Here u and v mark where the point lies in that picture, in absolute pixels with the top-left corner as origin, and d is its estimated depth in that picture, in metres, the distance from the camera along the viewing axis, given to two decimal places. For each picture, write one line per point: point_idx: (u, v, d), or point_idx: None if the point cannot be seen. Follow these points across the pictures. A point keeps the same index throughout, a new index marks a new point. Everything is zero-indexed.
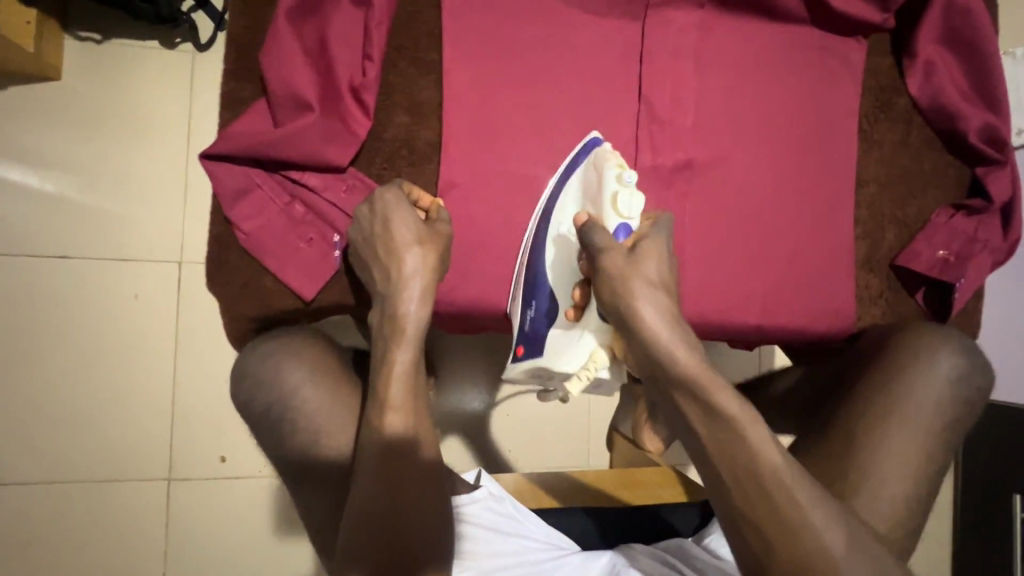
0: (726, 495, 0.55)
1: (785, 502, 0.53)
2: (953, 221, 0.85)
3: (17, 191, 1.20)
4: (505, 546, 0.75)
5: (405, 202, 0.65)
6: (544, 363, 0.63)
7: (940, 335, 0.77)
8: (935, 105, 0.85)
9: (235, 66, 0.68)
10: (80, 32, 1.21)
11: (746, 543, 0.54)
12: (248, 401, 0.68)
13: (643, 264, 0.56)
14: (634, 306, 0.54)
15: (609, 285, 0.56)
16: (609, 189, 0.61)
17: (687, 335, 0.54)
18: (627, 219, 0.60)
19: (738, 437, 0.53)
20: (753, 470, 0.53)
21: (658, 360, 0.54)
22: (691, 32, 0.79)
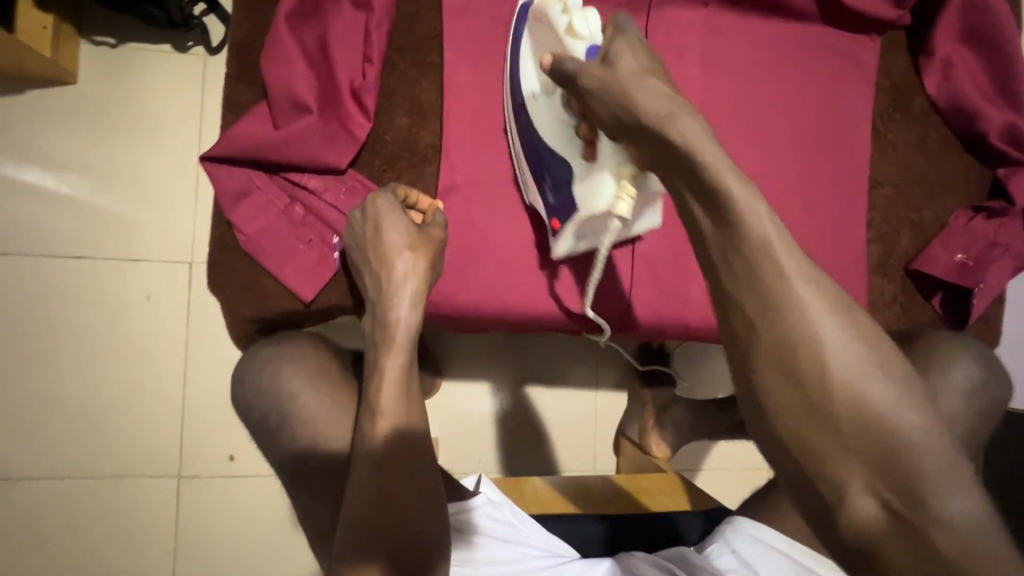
0: (811, 426, 0.43)
1: (821, 355, 0.43)
2: (971, 224, 0.82)
3: (35, 193, 1.23)
4: (504, 554, 0.75)
5: (398, 208, 0.64)
6: (580, 211, 0.60)
7: (949, 344, 0.75)
8: (953, 104, 0.82)
9: (236, 70, 0.68)
10: (95, 37, 1.24)
11: (770, 396, 0.44)
12: (250, 406, 0.69)
13: (620, 61, 0.51)
14: (634, 102, 0.48)
15: (602, 102, 0.51)
16: (564, 25, 0.58)
17: (698, 125, 0.46)
18: (589, 39, 0.56)
19: (825, 349, 0.43)
20: (785, 311, 0.43)
21: (679, 152, 0.46)
22: (696, 30, 0.77)
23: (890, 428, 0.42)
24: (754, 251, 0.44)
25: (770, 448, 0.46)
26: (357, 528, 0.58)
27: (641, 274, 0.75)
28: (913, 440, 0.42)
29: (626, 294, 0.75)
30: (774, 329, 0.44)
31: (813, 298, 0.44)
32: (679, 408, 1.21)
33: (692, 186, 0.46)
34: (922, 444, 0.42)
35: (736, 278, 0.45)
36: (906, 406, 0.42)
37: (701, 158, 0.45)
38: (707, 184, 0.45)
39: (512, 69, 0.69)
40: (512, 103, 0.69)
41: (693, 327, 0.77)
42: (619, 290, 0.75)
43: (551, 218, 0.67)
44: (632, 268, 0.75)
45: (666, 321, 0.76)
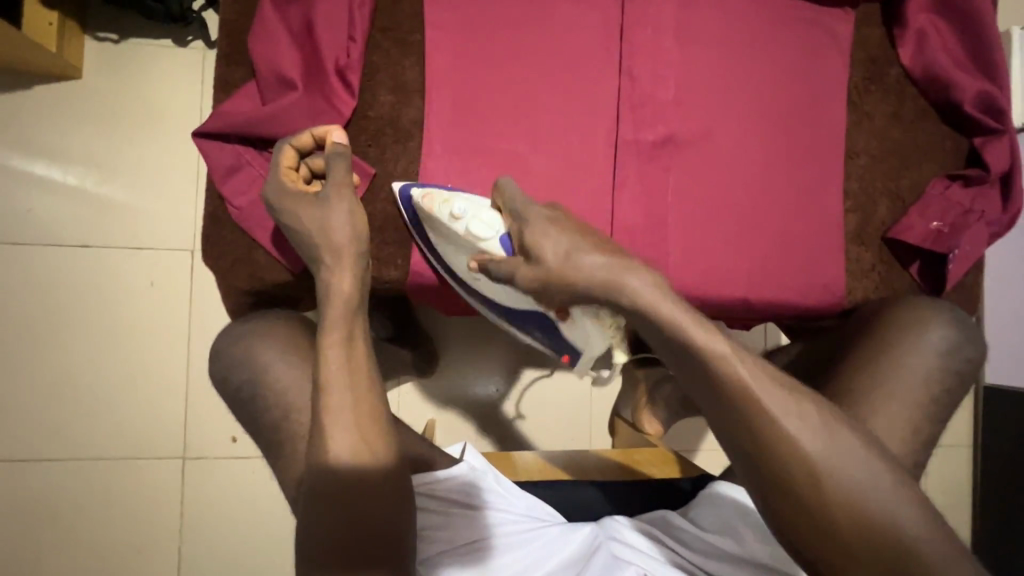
0: (825, 539, 0.53)
1: (821, 472, 0.53)
2: (948, 191, 0.83)
3: (43, 184, 1.27)
4: (484, 521, 0.77)
5: (294, 188, 0.65)
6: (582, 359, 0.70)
7: (906, 321, 0.76)
8: (928, 75, 0.84)
9: (227, 52, 0.71)
10: (98, 33, 1.28)
11: (784, 514, 0.54)
12: (224, 378, 0.72)
13: (543, 252, 0.59)
14: (580, 286, 0.58)
15: (551, 293, 0.60)
16: (461, 228, 0.65)
17: (643, 285, 0.56)
18: (496, 233, 0.64)
19: (821, 467, 0.53)
20: (781, 446, 0.54)
21: (636, 312, 0.57)
22: (672, 6, 0.79)
23: (888, 528, 0.52)
24: (735, 389, 0.55)
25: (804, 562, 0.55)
26: (317, 486, 0.60)
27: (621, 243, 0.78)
28: (906, 534, 0.52)
29: None
30: (779, 457, 0.54)
31: (802, 428, 0.54)
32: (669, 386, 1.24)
33: (673, 348, 0.56)
34: (913, 534, 0.52)
35: (735, 422, 0.55)
36: (897, 503, 0.53)
37: (659, 313, 0.56)
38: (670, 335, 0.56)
39: (422, 241, 0.73)
40: (446, 273, 0.73)
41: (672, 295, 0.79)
42: None
43: (561, 354, 0.76)
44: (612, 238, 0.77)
45: None
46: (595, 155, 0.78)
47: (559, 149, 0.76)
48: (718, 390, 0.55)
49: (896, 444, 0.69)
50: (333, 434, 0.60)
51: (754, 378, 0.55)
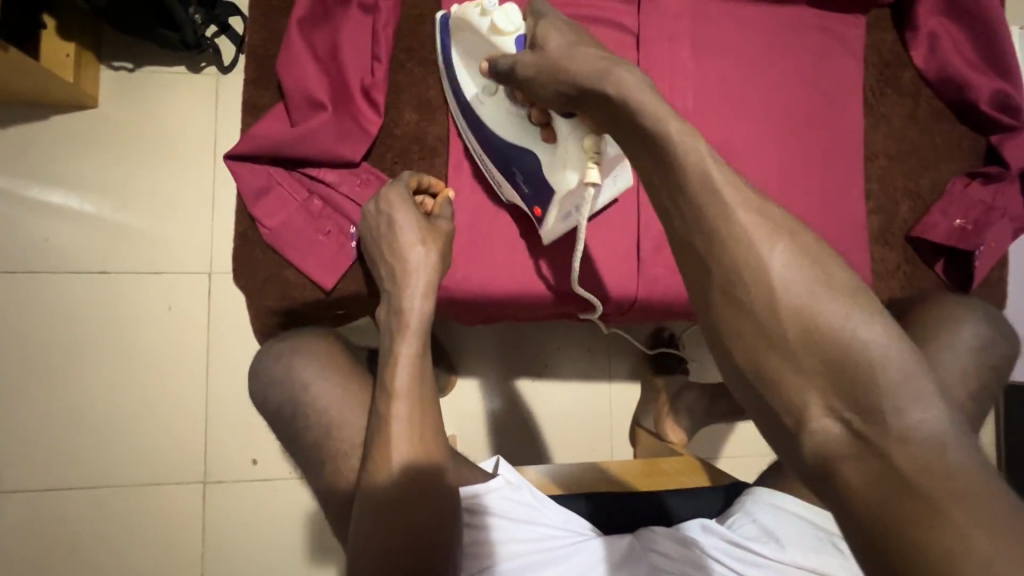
0: (762, 347, 0.43)
1: (763, 278, 0.43)
2: (969, 189, 0.83)
3: (61, 213, 1.28)
4: (523, 534, 0.75)
5: (408, 198, 0.68)
6: (561, 191, 0.63)
7: (953, 315, 0.75)
8: (942, 75, 0.85)
9: (254, 76, 0.72)
10: (113, 62, 1.30)
11: (736, 345, 0.44)
12: (264, 399, 0.71)
13: (547, 40, 0.54)
14: (573, 73, 0.51)
15: (541, 79, 0.54)
16: (485, 24, 0.61)
17: (633, 77, 0.49)
18: (515, 31, 0.59)
19: (774, 268, 0.43)
20: (743, 251, 0.44)
21: (621, 116, 0.48)
22: (686, 17, 0.81)
23: (852, 349, 0.41)
24: (710, 204, 0.45)
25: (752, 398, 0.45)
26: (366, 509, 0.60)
27: (649, 252, 0.78)
28: (873, 355, 0.41)
29: (635, 270, 0.79)
30: (728, 247, 0.44)
31: (769, 241, 0.44)
32: (692, 395, 1.24)
33: (639, 145, 0.48)
34: (879, 357, 0.41)
35: (682, 214, 0.46)
36: (867, 323, 0.41)
37: (649, 122, 0.47)
38: (670, 166, 0.46)
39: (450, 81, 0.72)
40: (456, 105, 0.72)
41: None
42: (627, 270, 0.79)
43: (531, 206, 0.70)
44: (638, 248, 0.78)
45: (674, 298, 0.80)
46: None
47: None
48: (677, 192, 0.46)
49: None
50: (392, 440, 0.61)
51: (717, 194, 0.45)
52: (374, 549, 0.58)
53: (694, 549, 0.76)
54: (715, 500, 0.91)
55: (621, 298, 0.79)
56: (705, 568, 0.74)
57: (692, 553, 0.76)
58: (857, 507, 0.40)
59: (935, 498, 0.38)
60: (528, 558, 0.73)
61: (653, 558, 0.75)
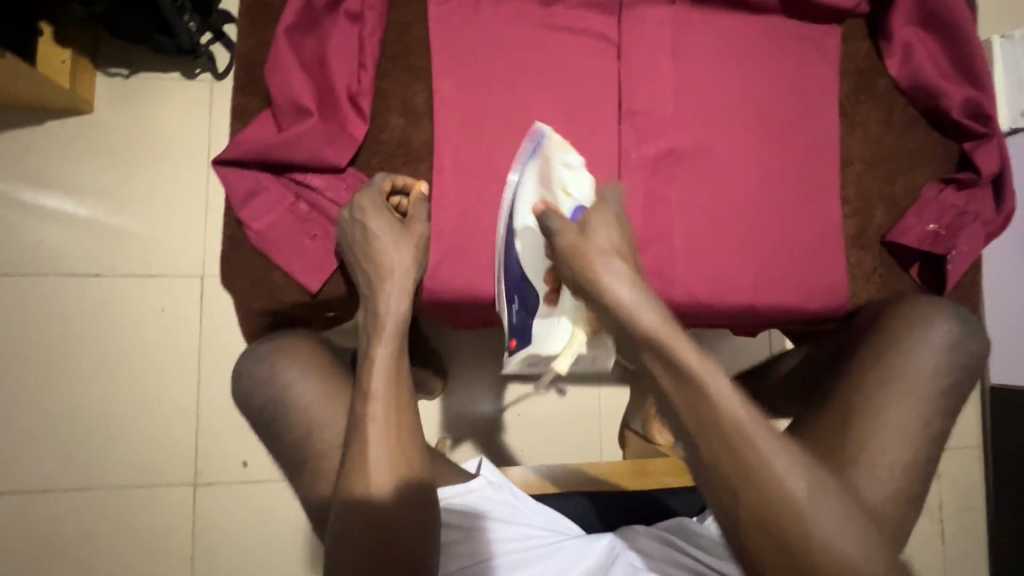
0: (760, 516, 0.52)
1: (756, 452, 0.53)
2: (942, 195, 0.86)
3: (55, 216, 1.30)
4: (504, 533, 0.77)
5: (381, 205, 0.69)
6: (529, 348, 0.68)
7: (922, 316, 0.77)
8: (916, 83, 0.87)
9: (243, 83, 0.74)
10: (109, 68, 1.32)
11: (732, 504, 0.53)
12: (247, 399, 0.73)
13: (595, 234, 0.59)
14: (596, 276, 0.56)
15: (570, 266, 0.58)
16: (553, 184, 0.68)
17: (655, 304, 0.55)
18: (576, 202, 0.67)
19: (764, 452, 0.53)
20: (735, 427, 0.53)
21: (624, 321, 0.54)
22: (666, 27, 0.83)
23: (824, 528, 0.52)
24: (695, 369, 0.53)
25: (728, 530, 0.54)
26: (347, 505, 0.61)
27: None
28: (835, 530, 0.52)
29: None
30: (728, 426, 0.53)
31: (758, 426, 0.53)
32: None
33: (634, 339, 0.55)
34: (841, 536, 0.52)
35: (668, 372, 0.54)
36: (830, 504, 0.53)
37: (645, 324, 0.54)
38: (661, 349, 0.53)
39: (509, 200, 0.70)
40: (505, 223, 0.70)
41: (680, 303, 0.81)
42: None
43: (509, 337, 0.69)
44: None
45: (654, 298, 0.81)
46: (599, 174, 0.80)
47: None
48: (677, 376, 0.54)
49: (907, 442, 0.70)
50: (368, 439, 0.63)
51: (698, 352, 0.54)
52: (353, 546, 0.60)
53: (673, 548, 0.78)
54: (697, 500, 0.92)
55: None
56: (683, 565, 0.76)
57: (671, 550, 0.77)
58: None
59: None
60: (509, 558, 0.74)
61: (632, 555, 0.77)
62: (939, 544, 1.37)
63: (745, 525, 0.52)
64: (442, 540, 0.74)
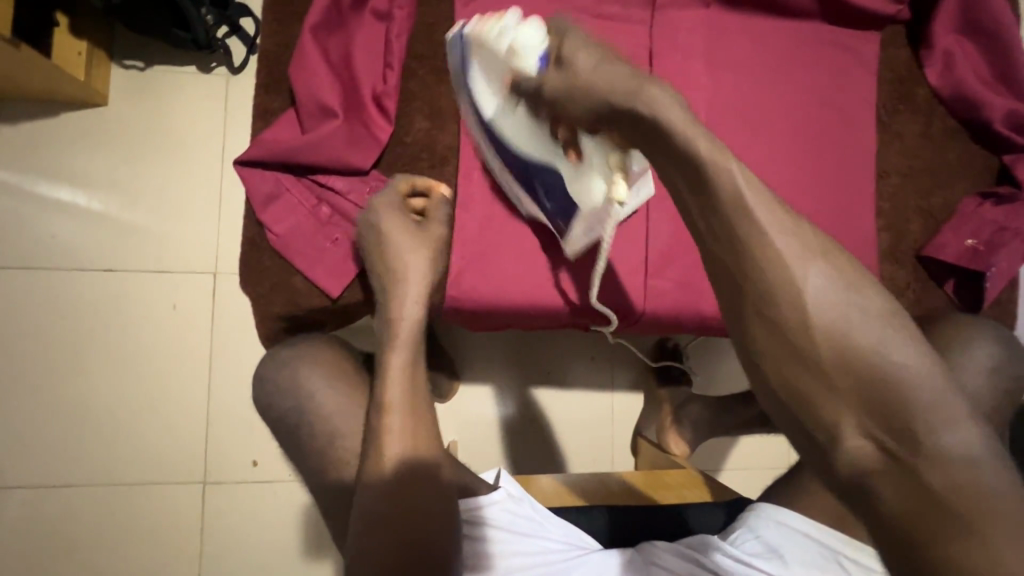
0: (798, 371, 0.41)
1: (797, 297, 0.41)
2: (981, 210, 0.83)
3: (69, 210, 1.29)
4: (524, 546, 0.75)
5: (398, 208, 0.68)
6: (583, 210, 0.61)
7: (967, 333, 0.77)
8: (957, 94, 0.84)
9: (266, 81, 0.72)
10: (125, 61, 1.31)
11: (768, 358, 0.42)
12: (268, 406, 0.71)
13: (575, 59, 0.49)
14: (597, 90, 0.47)
15: (568, 102, 0.49)
16: (506, 44, 0.56)
17: (664, 91, 0.45)
18: (535, 49, 0.54)
19: (812, 296, 0.41)
20: (774, 267, 0.41)
21: (642, 126, 0.45)
22: (699, 31, 0.81)
23: (894, 379, 0.40)
24: (744, 231, 0.42)
25: (762, 394, 0.44)
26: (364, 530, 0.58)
27: (655, 265, 0.78)
28: (914, 384, 0.40)
29: (643, 283, 0.78)
30: (765, 273, 0.42)
31: (802, 256, 0.41)
32: (696, 406, 1.23)
33: (652, 148, 0.45)
34: (919, 387, 0.40)
35: (711, 231, 0.44)
36: (907, 350, 0.40)
37: (681, 136, 0.43)
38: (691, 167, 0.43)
39: (467, 95, 0.68)
40: (476, 118, 0.68)
41: (708, 317, 0.80)
42: (636, 282, 0.78)
43: (555, 220, 0.69)
44: (646, 259, 0.78)
45: (681, 312, 0.79)
46: None
47: None
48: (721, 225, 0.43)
49: None
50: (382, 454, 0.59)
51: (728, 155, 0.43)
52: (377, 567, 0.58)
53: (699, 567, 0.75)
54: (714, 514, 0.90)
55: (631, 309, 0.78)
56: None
57: (693, 567, 0.75)
58: (888, 522, 0.41)
59: (962, 514, 0.39)
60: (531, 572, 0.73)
61: (654, 571, 0.75)
62: None
63: (759, 345, 0.43)
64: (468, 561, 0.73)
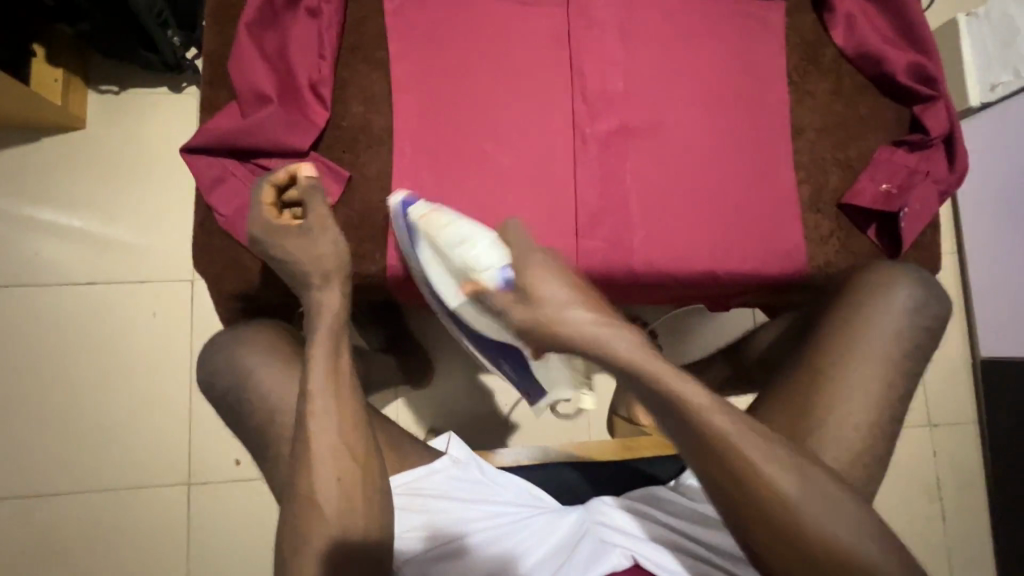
0: (800, 571, 0.59)
1: (788, 513, 0.58)
2: (895, 155, 0.87)
3: (51, 229, 1.35)
4: (467, 513, 0.77)
5: (271, 220, 0.68)
6: (553, 394, 0.80)
7: (886, 280, 0.78)
8: (861, 51, 0.89)
9: (211, 78, 0.78)
10: (101, 86, 1.38)
11: (774, 558, 0.59)
12: (211, 385, 0.76)
13: (542, 292, 0.57)
14: (568, 336, 0.55)
15: (541, 338, 0.57)
16: (461, 255, 0.66)
17: (632, 337, 0.56)
18: (496, 268, 0.63)
19: (795, 507, 0.58)
20: (757, 482, 0.58)
21: (619, 368, 0.56)
22: (613, 8, 0.87)
23: (866, 570, 0.58)
24: (729, 456, 0.58)
25: None
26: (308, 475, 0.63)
27: (584, 224, 0.82)
28: (877, 572, 0.58)
29: (575, 244, 0.82)
30: (756, 491, 0.58)
31: (778, 473, 0.58)
32: None
33: (661, 403, 0.58)
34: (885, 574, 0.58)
35: (692, 446, 0.60)
36: (869, 547, 0.58)
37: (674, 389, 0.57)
38: (670, 405, 0.58)
39: (428, 284, 0.76)
40: (439, 298, 0.77)
41: (640, 272, 0.82)
42: (568, 242, 0.82)
43: (522, 386, 0.87)
44: (576, 221, 0.82)
45: (614, 270, 0.82)
46: (556, 148, 0.83)
47: (523, 143, 0.82)
48: (712, 453, 0.58)
49: (872, 393, 0.72)
50: (315, 430, 0.64)
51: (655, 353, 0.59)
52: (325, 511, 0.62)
53: (647, 521, 0.77)
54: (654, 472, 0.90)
55: None
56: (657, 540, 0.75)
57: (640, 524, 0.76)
58: None
59: None
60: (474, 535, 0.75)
61: (600, 530, 0.76)
62: (939, 523, 1.36)
63: (752, 526, 0.59)
64: (395, 528, 0.75)
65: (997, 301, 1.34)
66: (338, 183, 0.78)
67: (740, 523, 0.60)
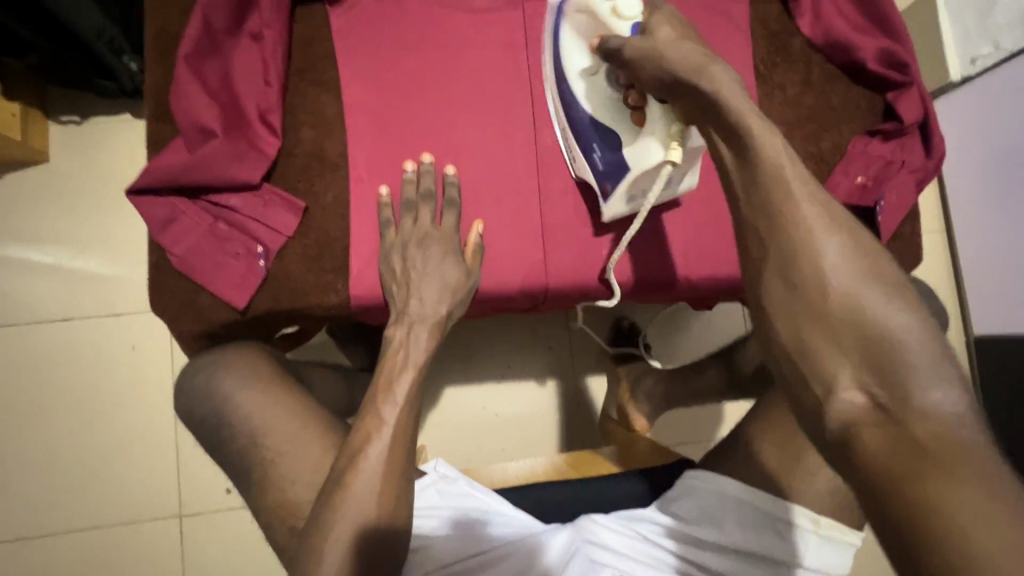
0: (899, 447, 0.45)
1: (890, 355, 0.47)
2: (869, 147, 0.85)
3: (21, 266, 1.32)
4: (460, 536, 0.73)
5: (452, 254, 0.75)
6: (632, 172, 0.68)
7: None
8: (829, 40, 0.87)
9: (155, 114, 0.76)
10: (62, 117, 1.35)
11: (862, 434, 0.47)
12: (190, 411, 0.75)
13: (658, 31, 0.58)
14: (672, 65, 0.56)
15: (644, 69, 0.59)
16: (608, 7, 0.66)
17: (726, 73, 0.54)
18: (632, 19, 0.64)
19: (893, 353, 0.48)
20: (857, 323, 0.49)
21: (711, 100, 0.54)
22: None
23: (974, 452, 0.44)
24: (827, 281, 0.50)
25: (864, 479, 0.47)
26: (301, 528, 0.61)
27: (552, 239, 0.79)
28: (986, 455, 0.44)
29: (542, 261, 0.79)
30: (851, 333, 0.49)
31: (899, 326, 0.48)
32: (652, 378, 1.17)
33: (763, 214, 0.53)
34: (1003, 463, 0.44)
35: (784, 265, 0.52)
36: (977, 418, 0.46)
37: (768, 177, 0.53)
38: (776, 223, 0.52)
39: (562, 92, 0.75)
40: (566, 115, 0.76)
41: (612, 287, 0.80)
42: (535, 258, 0.79)
43: (602, 182, 0.75)
44: (543, 236, 0.79)
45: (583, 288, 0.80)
46: (518, 161, 0.80)
47: (484, 159, 0.80)
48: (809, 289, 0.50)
49: None
50: (360, 475, 0.60)
51: (891, 265, 0.52)
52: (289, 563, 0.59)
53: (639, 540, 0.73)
54: (639, 495, 0.84)
55: (533, 290, 0.80)
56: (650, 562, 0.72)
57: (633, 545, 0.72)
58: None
59: None
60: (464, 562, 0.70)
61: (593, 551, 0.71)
62: None
63: (842, 398, 0.48)
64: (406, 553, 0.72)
65: (989, 282, 1.31)
66: (293, 215, 0.75)
67: (826, 380, 0.49)
